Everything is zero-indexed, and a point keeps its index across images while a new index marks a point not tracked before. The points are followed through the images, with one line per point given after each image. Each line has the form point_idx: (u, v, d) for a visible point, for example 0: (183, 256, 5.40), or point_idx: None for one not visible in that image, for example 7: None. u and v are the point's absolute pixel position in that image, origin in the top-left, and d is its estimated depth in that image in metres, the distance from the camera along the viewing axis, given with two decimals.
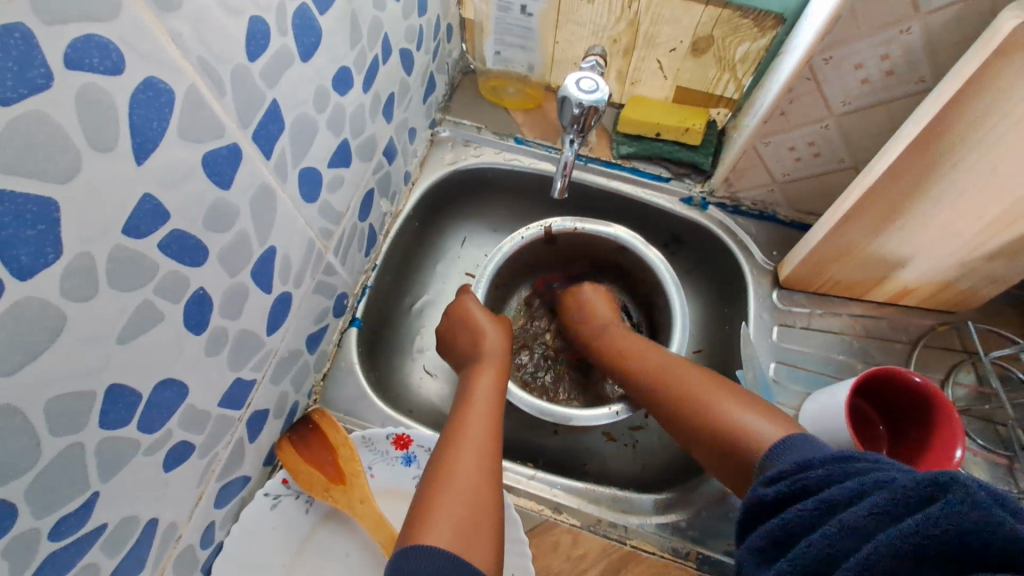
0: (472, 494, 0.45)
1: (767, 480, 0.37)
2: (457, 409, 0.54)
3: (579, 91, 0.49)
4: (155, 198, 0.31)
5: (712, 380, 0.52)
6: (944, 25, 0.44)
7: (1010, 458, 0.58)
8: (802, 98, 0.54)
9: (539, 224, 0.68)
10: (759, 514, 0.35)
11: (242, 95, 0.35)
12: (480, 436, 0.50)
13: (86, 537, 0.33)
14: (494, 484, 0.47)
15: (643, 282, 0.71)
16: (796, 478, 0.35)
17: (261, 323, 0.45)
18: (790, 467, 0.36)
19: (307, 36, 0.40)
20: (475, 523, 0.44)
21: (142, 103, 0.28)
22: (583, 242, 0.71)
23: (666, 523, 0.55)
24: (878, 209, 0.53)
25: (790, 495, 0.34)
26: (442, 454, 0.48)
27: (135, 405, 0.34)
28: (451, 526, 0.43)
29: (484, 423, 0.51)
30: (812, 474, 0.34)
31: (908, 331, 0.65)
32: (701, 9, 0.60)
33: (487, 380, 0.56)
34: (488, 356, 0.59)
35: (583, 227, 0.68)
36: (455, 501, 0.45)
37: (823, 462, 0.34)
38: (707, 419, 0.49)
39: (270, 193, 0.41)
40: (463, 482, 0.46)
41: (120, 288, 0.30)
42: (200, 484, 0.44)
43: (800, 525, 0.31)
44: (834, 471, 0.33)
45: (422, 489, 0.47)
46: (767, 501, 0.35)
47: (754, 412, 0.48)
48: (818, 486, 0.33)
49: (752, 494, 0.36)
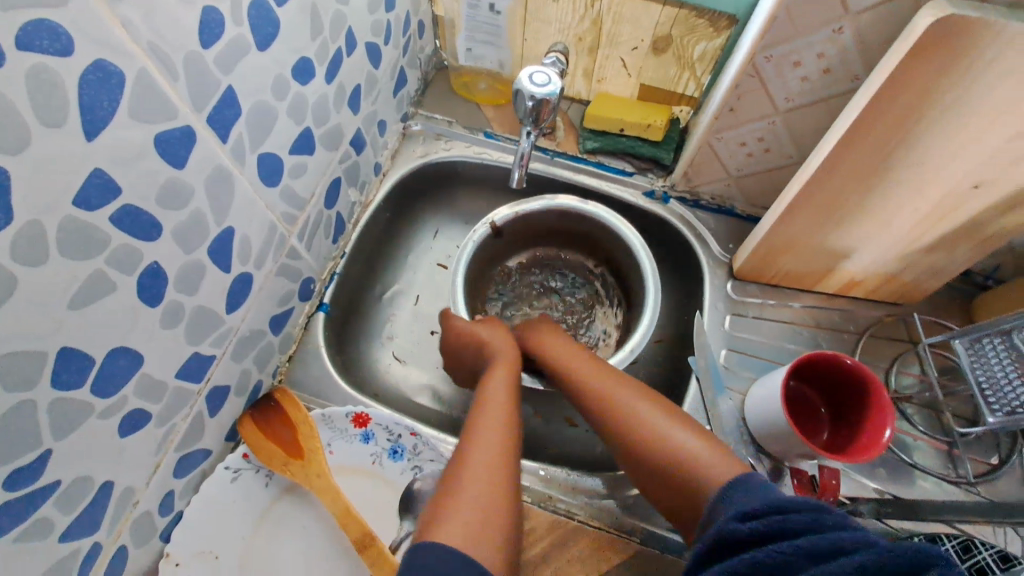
0: (486, 494, 0.46)
1: (742, 517, 0.37)
2: (474, 411, 0.55)
3: (532, 84, 0.52)
4: (107, 173, 0.33)
5: (647, 402, 0.53)
6: (872, 25, 0.46)
7: (950, 444, 0.61)
8: (749, 95, 0.56)
9: (510, 208, 0.69)
10: (725, 547, 0.36)
11: (196, 81, 0.37)
12: (493, 438, 0.51)
13: (41, 493, 0.36)
14: (507, 485, 0.48)
15: (618, 260, 0.74)
16: (773, 520, 0.35)
17: (220, 300, 0.47)
18: (767, 508, 0.36)
19: (263, 27, 0.42)
20: (489, 519, 0.45)
21: (92, 83, 0.30)
22: (558, 222, 0.74)
23: (617, 502, 0.58)
24: (819, 201, 0.55)
25: (765, 534, 0.34)
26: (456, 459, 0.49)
27: (89, 369, 0.36)
28: (463, 523, 0.43)
29: (498, 420, 0.52)
30: (791, 518, 0.34)
31: (856, 322, 0.67)
32: (659, 9, 0.63)
33: (500, 380, 0.58)
34: (496, 355, 0.60)
35: (560, 206, 0.70)
36: (468, 506, 0.45)
37: (800, 508, 0.35)
38: (659, 454, 0.50)
39: (227, 175, 0.43)
40: (480, 481, 0.47)
41: (71, 256, 0.32)
42: (158, 453, 0.46)
43: (772, 565, 0.32)
44: (815, 521, 0.33)
45: (439, 491, 0.48)
46: (743, 536, 0.35)
47: (702, 447, 0.48)
48: (796, 532, 0.33)
49: (725, 527, 0.37)
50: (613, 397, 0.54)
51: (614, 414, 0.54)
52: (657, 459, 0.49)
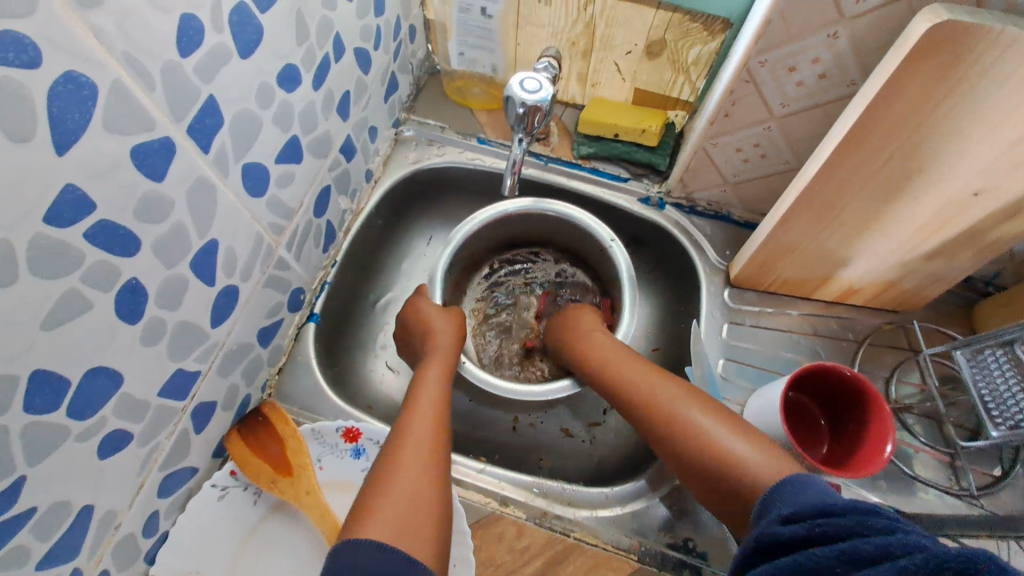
0: (412, 491, 0.45)
1: (786, 521, 0.36)
2: (407, 403, 0.54)
3: (523, 91, 0.51)
4: (80, 188, 0.31)
5: (700, 401, 0.52)
6: (869, 29, 0.45)
7: (951, 456, 0.60)
8: (743, 100, 0.55)
9: (489, 209, 0.69)
10: (768, 552, 0.35)
11: (174, 90, 0.36)
12: (425, 431, 0.50)
13: (15, 520, 0.34)
14: (437, 479, 0.47)
15: (601, 267, 0.73)
16: (816, 523, 0.33)
17: (204, 315, 0.46)
18: (814, 511, 0.35)
19: (245, 33, 0.41)
20: (416, 516, 0.44)
21: (62, 96, 0.29)
22: (538, 225, 0.73)
23: (612, 516, 0.56)
24: (816, 208, 0.54)
25: (806, 537, 0.33)
26: (390, 446, 0.49)
27: (64, 391, 0.34)
28: (393, 519, 0.43)
29: (432, 413, 0.52)
30: (833, 521, 0.33)
31: (855, 329, 0.66)
32: (653, 13, 0.62)
33: (434, 375, 0.57)
34: (437, 350, 0.60)
35: (540, 206, 0.69)
36: (402, 496, 0.45)
37: (848, 509, 0.33)
38: (711, 456, 0.47)
39: (210, 186, 0.42)
40: (403, 476, 0.46)
41: (42, 275, 0.31)
42: (141, 473, 0.44)
43: (809, 568, 0.31)
44: (857, 521, 0.32)
45: (367, 484, 0.47)
46: (785, 541, 0.34)
47: (754, 451, 0.46)
48: (837, 536, 0.32)
49: (768, 531, 0.36)
50: (657, 397, 0.53)
51: (661, 415, 0.52)
52: (710, 462, 0.47)
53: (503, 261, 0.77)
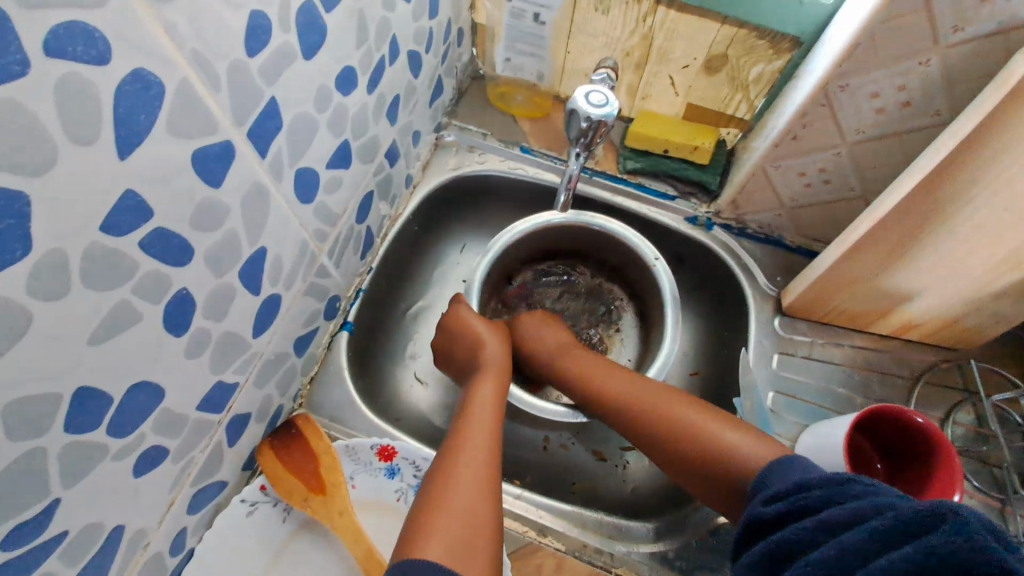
0: (469, 512, 0.43)
1: (768, 500, 0.37)
2: (459, 419, 0.52)
3: (588, 104, 0.48)
4: (139, 194, 0.29)
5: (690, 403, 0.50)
6: (966, 58, 0.42)
7: (1003, 501, 0.57)
8: (815, 124, 0.53)
9: (529, 219, 0.66)
10: (758, 531, 0.36)
11: (238, 92, 0.34)
12: (479, 451, 0.48)
13: (48, 543, 0.32)
14: (492, 499, 0.45)
15: (641, 285, 0.70)
16: (798, 499, 0.35)
17: (247, 325, 0.44)
18: (793, 488, 0.36)
19: (310, 34, 0.38)
20: (473, 538, 0.42)
21: (129, 95, 0.27)
22: (578, 241, 0.70)
23: (654, 552, 0.54)
24: (887, 241, 0.52)
25: (790, 514, 0.34)
26: (442, 464, 0.47)
27: (106, 408, 0.32)
28: (446, 544, 0.41)
29: (485, 431, 0.49)
30: (812, 495, 0.34)
31: (909, 366, 0.64)
32: (717, 28, 0.59)
33: (486, 390, 0.54)
34: (487, 364, 0.57)
35: (579, 220, 0.67)
36: (456, 520, 0.42)
37: (822, 483, 0.35)
38: (688, 437, 0.48)
39: (263, 192, 0.40)
40: (461, 495, 0.44)
41: (95, 287, 0.29)
42: (173, 489, 0.42)
43: (797, 543, 0.32)
44: (833, 492, 0.33)
45: (418, 503, 0.44)
46: (770, 520, 0.35)
47: (739, 435, 0.46)
48: (816, 508, 0.33)
49: (753, 512, 0.37)
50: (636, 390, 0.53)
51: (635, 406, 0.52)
52: (690, 445, 0.48)
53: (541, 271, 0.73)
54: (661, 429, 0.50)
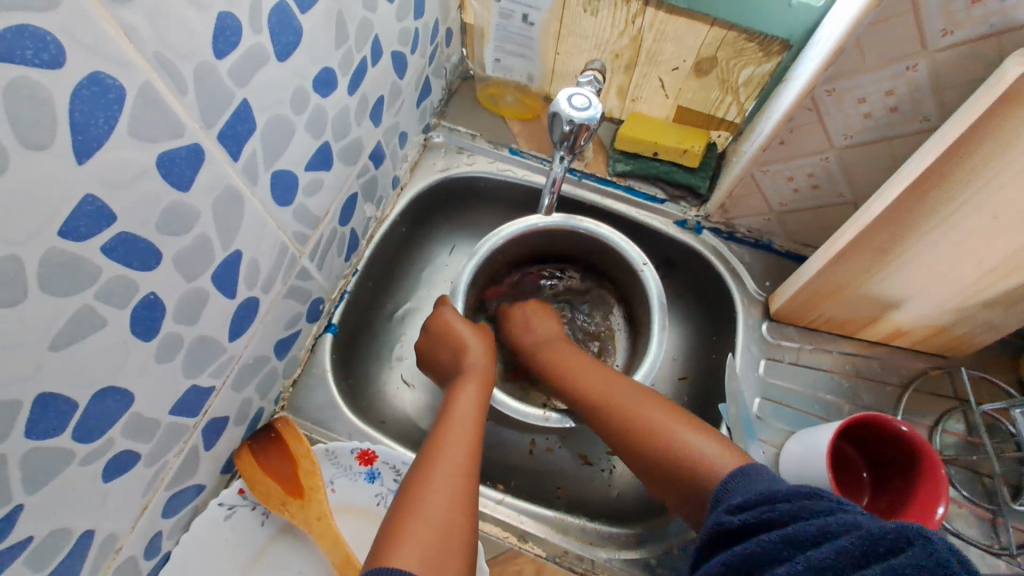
0: (444, 519, 0.43)
1: (731, 510, 0.36)
2: (438, 426, 0.51)
3: (571, 107, 0.48)
4: (101, 199, 0.29)
5: (681, 417, 0.49)
6: (953, 63, 0.42)
7: (994, 512, 0.56)
8: (803, 129, 0.52)
9: (519, 223, 0.65)
10: (718, 540, 0.35)
11: (206, 95, 0.33)
12: (455, 458, 0.47)
13: (11, 550, 0.32)
14: (465, 508, 0.44)
15: (629, 289, 0.69)
16: (763, 510, 0.34)
17: (222, 329, 0.43)
18: (756, 497, 0.36)
19: (283, 35, 0.38)
20: (447, 545, 0.42)
21: (87, 99, 0.26)
22: (565, 244, 0.69)
23: (636, 559, 0.54)
24: (875, 246, 0.51)
25: (755, 525, 0.34)
26: (417, 472, 0.46)
27: (70, 414, 0.32)
28: (418, 552, 0.40)
29: (462, 439, 0.49)
30: (781, 507, 0.33)
31: (899, 373, 0.63)
32: (706, 30, 0.59)
33: (470, 397, 0.54)
34: (469, 371, 0.56)
35: (571, 224, 0.65)
36: (428, 529, 0.42)
37: (791, 496, 0.34)
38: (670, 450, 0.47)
39: (237, 196, 0.39)
40: (435, 503, 0.43)
41: (54, 292, 0.28)
42: (146, 494, 0.42)
43: (763, 558, 0.31)
44: (801, 507, 0.32)
45: (393, 508, 0.44)
46: (732, 529, 0.35)
47: (710, 443, 0.46)
48: (781, 521, 0.33)
49: (714, 522, 0.36)
50: (608, 387, 0.53)
51: (606, 404, 0.52)
52: (660, 448, 0.47)
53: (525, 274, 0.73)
54: (642, 439, 0.49)
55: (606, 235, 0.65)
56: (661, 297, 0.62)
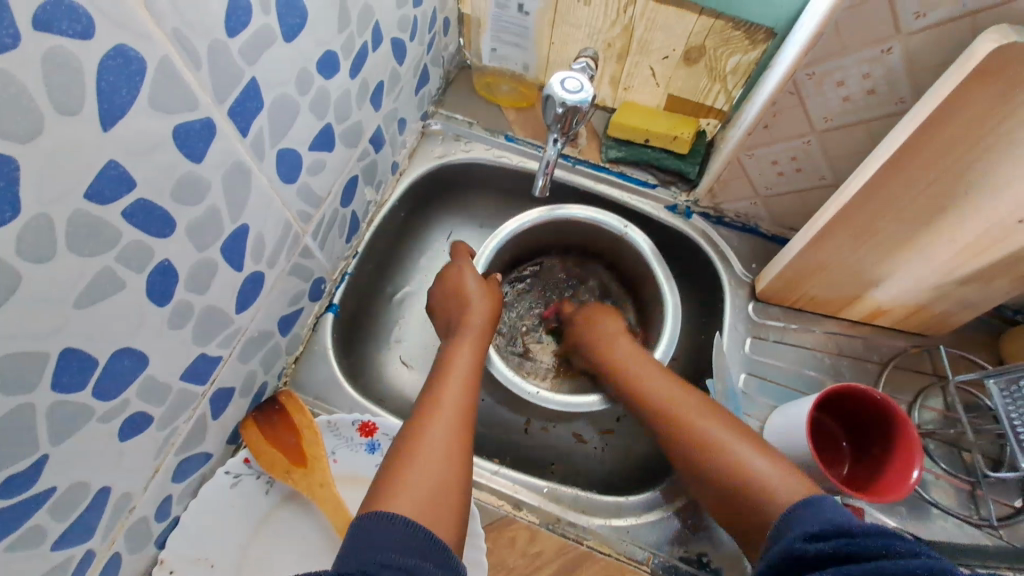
0: (441, 475, 0.44)
1: (811, 538, 0.37)
2: (434, 381, 0.52)
3: (563, 90, 0.50)
4: (123, 165, 0.31)
5: (723, 417, 0.51)
6: (925, 47, 0.44)
7: (972, 484, 0.59)
8: (786, 112, 0.54)
9: (516, 220, 0.67)
10: (798, 564, 0.36)
11: (219, 71, 0.35)
12: (450, 411, 0.48)
13: (35, 499, 0.34)
14: (459, 457, 0.46)
15: (628, 269, 0.72)
16: (842, 542, 0.35)
17: (230, 299, 0.45)
18: (836, 530, 0.36)
19: (289, 17, 0.40)
20: (443, 497, 0.43)
21: (112, 69, 0.28)
22: (560, 234, 0.72)
23: (625, 526, 0.56)
24: (854, 225, 0.53)
25: (833, 554, 0.34)
26: (415, 424, 0.47)
27: (91, 371, 0.34)
28: (416, 495, 0.42)
29: (458, 393, 0.50)
30: (861, 541, 0.34)
31: (880, 351, 0.65)
32: (694, 19, 0.61)
33: (464, 357, 0.55)
34: (472, 327, 0.58)
35: (564, 214, 0.68)
36: (425, 474, 0.43)
37: (873, 533, 0.34)
38: (704, 449, 0.49)
39: (245, 170, 0.41)
40: (430, 458, 0.44)
41: (80, 252, 0.30)
42: (158, 457, 0.44)
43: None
44: (882, 545, 0.33)
45: (389, 461, 0.45)
46: (809, 558, 0.36)
47: (763, 460, 0.47)
48: (861, 554, 0.33)
49: (796, 547, 0.37)
50: (642, 385, 0.56)
51: (662, 405, 0.54)
52: (691, 445, 0.50)
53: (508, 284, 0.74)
54: (680, 436, 0.51)
55: (614, 223, 0.68)
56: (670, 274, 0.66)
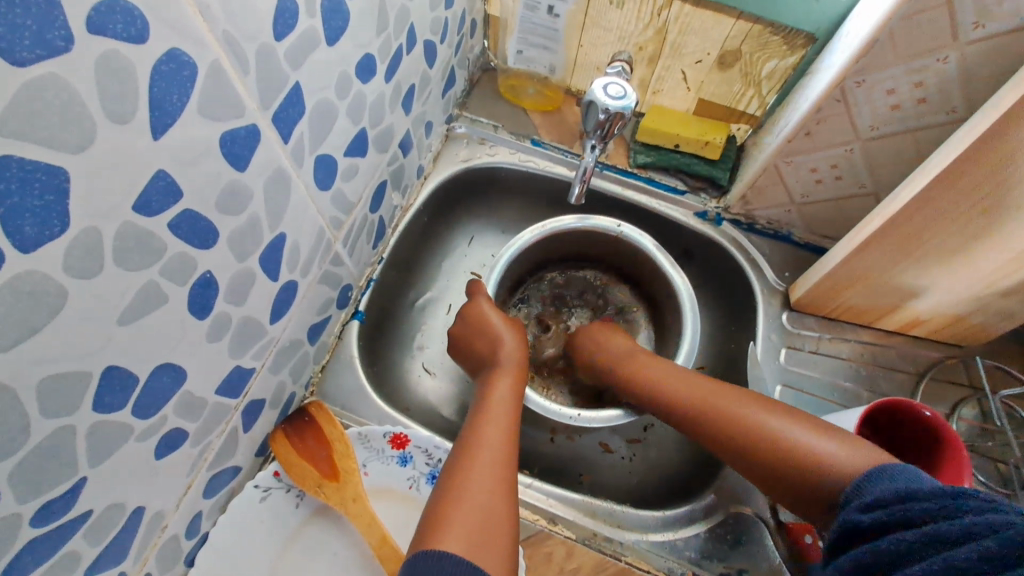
0: (484, 506, 0.43)
1: (863, 507, 0.37)
2: (473, 416, 0.52)
3: (606, 96, 0.49)
4: (170, 175, 0.29)
5: (757, 396, 0.51)
6: (983, 56, 0.43)
7: (1009, 496, 0.56)
8: (830, 120, 0.53)
9: (537, 228, 0.65)
10: (854, 536, 0.36)
11: (266, 76, 0.34)
12: (494, 445, 0.48)
13: (71, 523, 0.32)
14: (507, 495, 0.45)
15: (647, 280, 0.70)
16: (898, 508, 0.34)
17: (265, 310, 0.44)
18: (888, 496, 0.36)
19: (333, 20, 0.38)
20: (489, 530, 0.42)
21: (165, 75, 0.27)
22: (583, 239, 0.69)
23: (662, 542, 0.55)
24: (900, 235, 0.52)
25: (889, 521, 0.34)
26: (457, 460, 0.47)
27: (131, 389, 0.32)
28: (465, 533, 0.41)
29: (499, 428, 0.50)
30: (916, 505, 0.33)
31: (915, 362, 0.64)
32: (731, 23, 0.60)
33: (506, 386, 0.55)
34: (503, 362, 0.57)
35: (588, 224, 0.66)
36: (471, 513, 0.43)
37: (926, 495, 0.34)
38: (748, 427, 0.49)
39: (285, 178, 0.40)
40: (476, 495, 0.44)
41: (127, 266, 0.29)
42: (190, 474, 0.42)
43: (900, 553, 0.32)
44: (936, 505, 0.32)
45: (438, 493, 0.45)
46: (865, 526, 0.35)
47: (826, 441, 0.45)
48: (916, 519, 0.33)
49: (847, 519, 0.37)
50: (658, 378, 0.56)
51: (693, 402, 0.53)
52: (732, 423, 0.50)
53: (520, 297, 0.72)
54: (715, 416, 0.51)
55: (629, 235, 0.66)
56: (687, 282, 0.64)
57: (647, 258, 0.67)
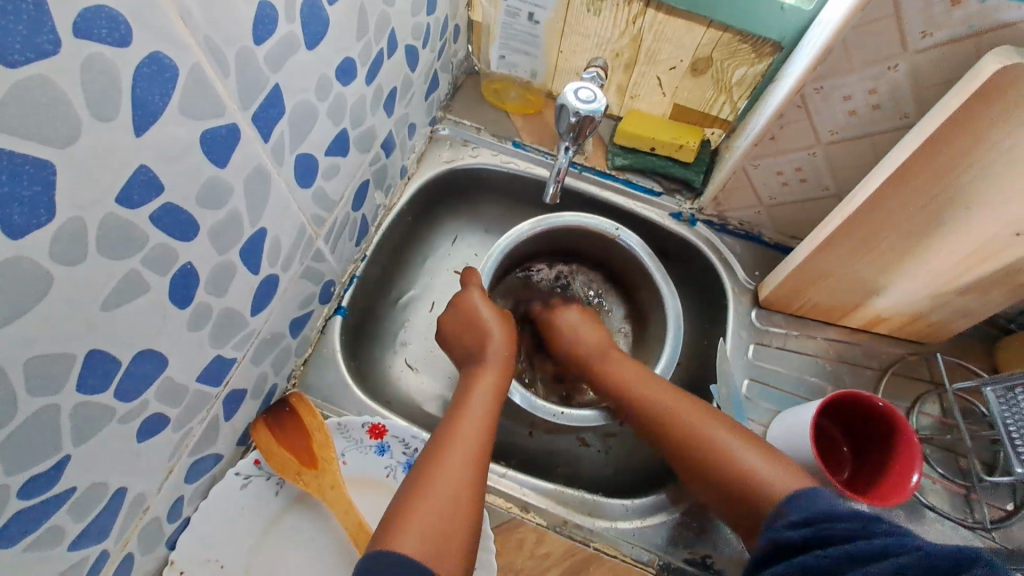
0: (449, 504, 0.45)
1: (794, 525, 0.39)
2: (452, 414, 0.53)
3: (577, 100, 0.51)
4: (152, 169, 0.31)
5: (704, 408, 0.53)
6: (930, 64, 0.45)
7: (967, 488, 0.59)
8: (792, 125, 0.56)
9: (530, 224, 0.68)
10: (779, 552, 0.38)
11: (245, 78, 0.36)
12: (468, 442, 0.50)
13: (55, 499, 0.34)
14: (473, 495, 0.47)
15: (626, 277, 0.72)
16: (822, 525, 0.37)
17: (245, 302, 0.45)
18: (818, 516, 0.38)
19: (312, 26, 0.40)
20: (449, 530, 0.44)
21: (147, 76, 0.29)
22: (564, 236, 0.71)
23: (631, 529, 0.57)
24: (857, 235, 0.55)
25: (812, 540, 0.36)
26: (430, 455, 0.49)
27: (115, 372, 0.34)
28: (425, 528, 0.43)
29: (473, 428, 0.51)
30: (837, 527, 0.36)
31: (879, 358, 0.67)
32: (703, 31, 0.62)
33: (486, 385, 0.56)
34: (489, 363, 0.58)
35: (576, 220, 0.69)
36: (432, 511, 0.44)
37: (850, 517, 0.36)
38: (694, 435, 0.51)
39: (265, 175, 0.42)
40: (441, 492, 0.46)
41: (111, 256, 0.31)
42: (172, 458, 0.44)
43: (816, 565, 0.34)
44: (860, 528, 0.35)
45: (407, 485, 0.47)
46: (792, 542, 0.38)
47: (748, 448, 0.49)
48: (838, 537, 0.35)
49: (775, 534, 0.39)
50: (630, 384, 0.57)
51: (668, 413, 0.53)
52: (686, 438, 0.51)
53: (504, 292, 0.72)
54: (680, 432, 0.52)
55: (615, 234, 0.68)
56: (668, 280, 0.67)
57: (629, 255, 0.69)
